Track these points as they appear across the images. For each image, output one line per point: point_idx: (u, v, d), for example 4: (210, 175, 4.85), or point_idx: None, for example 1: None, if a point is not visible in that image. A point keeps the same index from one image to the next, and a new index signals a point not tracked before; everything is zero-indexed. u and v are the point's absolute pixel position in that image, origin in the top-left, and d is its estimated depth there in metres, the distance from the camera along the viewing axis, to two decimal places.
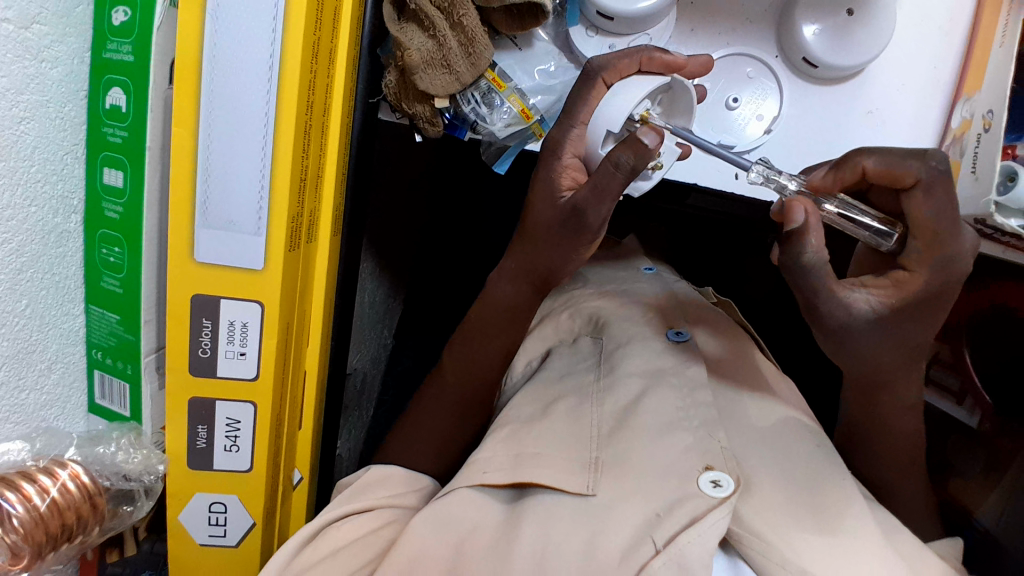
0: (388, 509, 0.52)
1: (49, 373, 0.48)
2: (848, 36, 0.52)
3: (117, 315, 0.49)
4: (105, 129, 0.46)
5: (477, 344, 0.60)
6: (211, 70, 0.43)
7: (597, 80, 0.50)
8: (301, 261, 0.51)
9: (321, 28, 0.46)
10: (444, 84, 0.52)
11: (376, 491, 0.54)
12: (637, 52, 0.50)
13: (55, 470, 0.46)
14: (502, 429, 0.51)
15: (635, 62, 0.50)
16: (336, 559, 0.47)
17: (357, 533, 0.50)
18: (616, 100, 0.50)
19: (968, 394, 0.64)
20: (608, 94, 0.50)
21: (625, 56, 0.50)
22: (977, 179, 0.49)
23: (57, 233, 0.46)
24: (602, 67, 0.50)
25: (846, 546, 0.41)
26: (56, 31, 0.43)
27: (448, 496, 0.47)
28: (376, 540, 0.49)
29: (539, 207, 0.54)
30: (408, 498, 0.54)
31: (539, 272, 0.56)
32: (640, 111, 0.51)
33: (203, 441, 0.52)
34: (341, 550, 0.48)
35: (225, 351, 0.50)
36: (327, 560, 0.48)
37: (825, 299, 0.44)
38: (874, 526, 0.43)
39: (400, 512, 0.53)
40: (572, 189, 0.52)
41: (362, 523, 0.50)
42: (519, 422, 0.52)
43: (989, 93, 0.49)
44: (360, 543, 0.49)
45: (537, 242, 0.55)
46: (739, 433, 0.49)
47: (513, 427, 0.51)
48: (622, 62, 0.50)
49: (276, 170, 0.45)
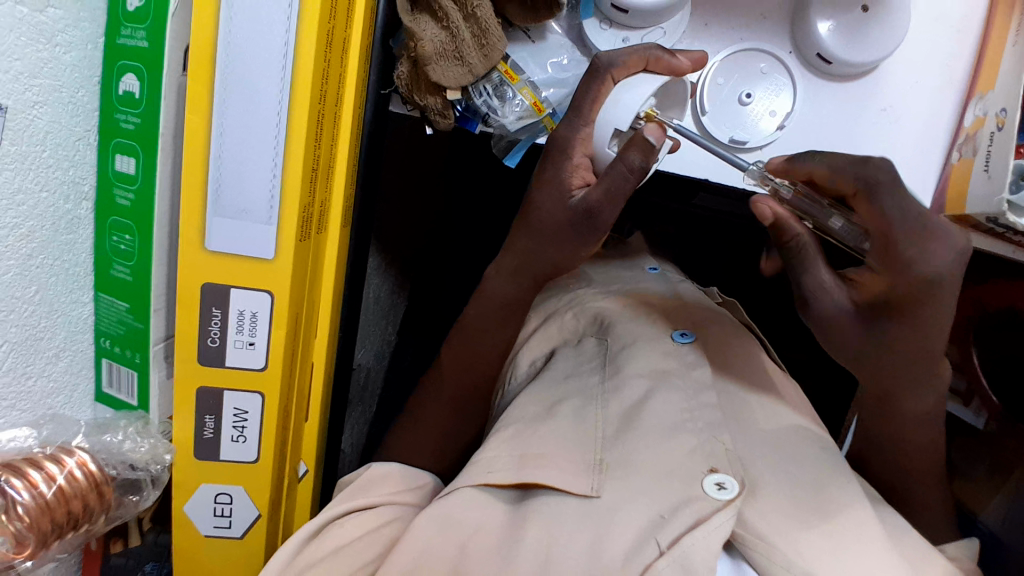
0: (389, 507, 0.52)
1: (57, 361, 0.48)
2: (862, 32, 0.51)
3: (125, 304, 0.49)
4: (117, 115, 0.45)
5: (484, 334, 0.61)
6: (224, 58, 0.42)
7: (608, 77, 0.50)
8: (312, 252, 0.51)
9: (336, 16, 0.45)
10: (457, 76, 0.52)
11: (378, 489, 0.54)
12: (645, 51, 0.50)
13: (62, 457, 0.46)
14: (507, 428, 0.51)
15: (643, 60, 0.50)
16: (339, 558, 0.47)
17: (359, 531, 0.49)
18: (621, 99, 0.50)
19: (976, 395, 0.64)
20: (614, 92, 0.51)
21: (633, 52, 0.51)
22: (989, 178, 0.49)
23: (67, 220, 0.46)
24: (610, 63, 0.51)
25: (852, 550, 0.41)
26: (70, 16, 0.42)
27: (451, 495, 0.47)
28: (378, 539, 0.48)
29: (549, 208, 0.53)
30: (407, 496, 0.54)
31: (543, 271, 0.57)
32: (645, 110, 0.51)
33: (210, 431, 0.52)
34: (342, 548, 0.48)
35: (234, 341, 0.49)
36: (330, 558, 0.47)
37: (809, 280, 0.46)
38: (880, 530, 0.43)
39: (400, 509, 0.52)
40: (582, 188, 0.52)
41: (364, 521, 0.50)
42: (526, 420, 0.51)
43: (1003, 91, 0.49)
44: (362, 541, 0.48)
45: (543, 239, 0.54)
46: (744, 435, 0.49)
47: (519, 425, 0.51)
48: (630, 58, 0.50)
49: (289, 158, 0.45)
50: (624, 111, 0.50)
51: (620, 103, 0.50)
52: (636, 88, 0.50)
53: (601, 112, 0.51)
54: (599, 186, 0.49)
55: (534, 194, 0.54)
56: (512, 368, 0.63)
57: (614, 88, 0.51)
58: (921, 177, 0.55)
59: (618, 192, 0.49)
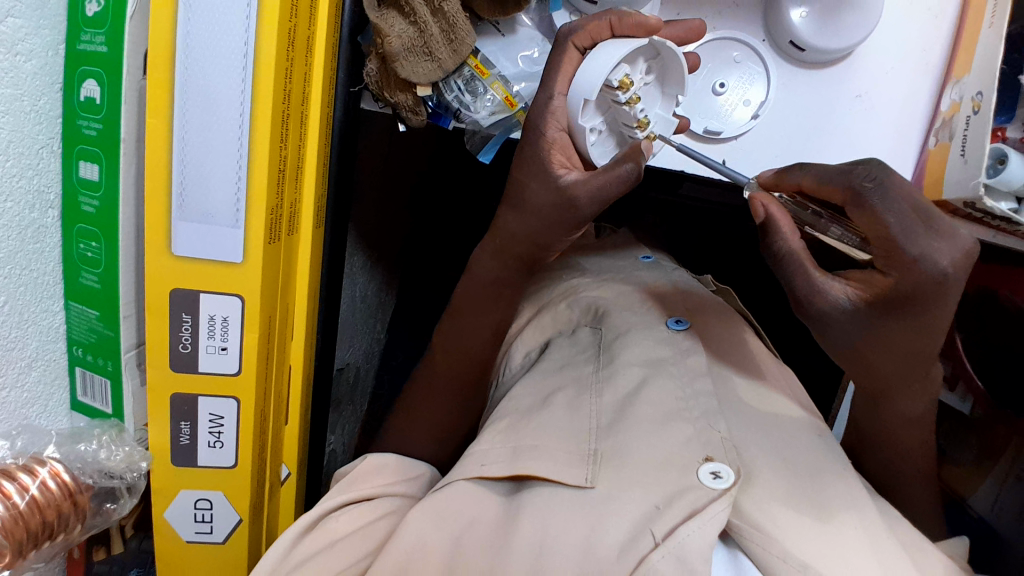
0: (386, 499, 0.51)
1: (29, 371, 0.48)
2: (837, 16, 0.50)
3: (96, 312, 0.48)
4: (80, 122, 0.45)
5: (466, 321, 0.61)
6: (184, 60, 0.42)
7: (566, 44, 0.49)
8: (282, 254, 0.50)
9: (298, 13, 0.45)
10: (426, 71, 0.51)
11: (374, 480, 0.54)
12: (607, 15, 0.49)
13: (35, 467, 0.46)
14: (500, 421, 0.50)
15: (605, 25, 0.49)
16: (331, 552, 0.46)
17: (354, 526, 0.48)
18: (591, 64, 0.48)
19: (960, 380, 0.64)
20: (584, 62, 0.49)
21: (596, 18, 0.49)
22: (965, 163, 0.48)
23: (34, 228, 0.45)
24: (570, 32, 0.50)
25: (848, 543, 0.40)
26: (29, 24, 0.42)
27: (445, 488, 0.46)
28: (371, 534, 0.47)
29: (534, 188, 0.51)
30: (401, 486, 0.54)
31: (524, 251, 0.56)
32: (618, 78, 0.48)
33: (186, 438, 0.52)
34: (336, 543, 0.47)
35: (206, 346, 0.49)
36: (324, 552, 0.46)
37: (800, 288, 0.42)
38: (878, 521, 0.42)
39: (396, 499, 0.52)
40: (564, 164, 0.51)
41: (357, 516, 0.49)
42: (519, 413, 0.50)
43: (979, 74, 0.48)
44: (359, 534, 0.47)
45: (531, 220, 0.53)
46: (740, 425, 0.47)
47: (513, 418, 0.50)
48: (590, 23, 0.49)
49: (253, 158, 0.45)
50: (591, 76, 0.48)
51: (587, 72, 0.49)
52: (607, 51, 0.48)
53: (571, 82, 0.49)
54: (595, 179, 0.48)
55: (519, 177, 0.53)
56: (506, 360, 0.63)
57: (581, 56, 0.50)
58: (900, 161, 0.54)
59: (607, 195, 0.49)
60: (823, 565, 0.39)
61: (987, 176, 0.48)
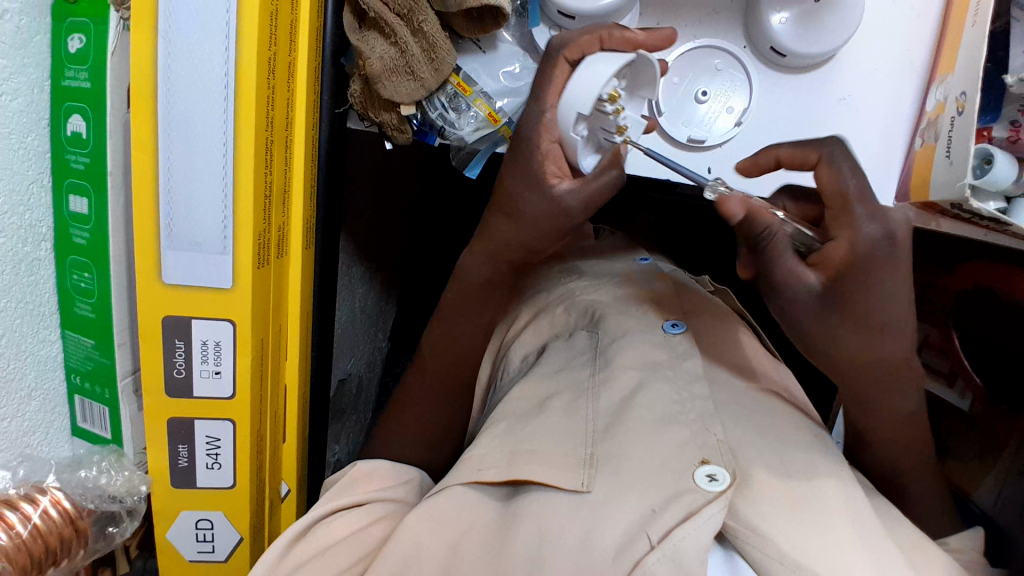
0: (379, 503, 0.52)
1: (29, 401, 0.49)
2: (818, 20, 0.50)
3: (92, 340, 0.50)
4: (68, 156, 0.46)
5: (459, 324, 0.61)
6: (166, 93, 0.43)
7: (559, 58, 0.50)
8: (272, 276, 0.51)
9: (277, 39, 0.45)
10: (409, 91, 0.52)
11: (364, 485, 0.54)
12: (596, 30, 0.50)
13: (36, 497, 0.47)
14: (498, 424, 0.50)
15: (595, 39, 0.49)
16: (324, 558, 0.46)
17: (348, 530, 0.49)
18: (581, 80, 0.48)
19: (959, 376, 0.64)
20: (574, 74, 0.49)
21: (585, 32, 0.50)
22: (952, 164, 0.47)
23: (28, 262, 0.46)
24: (563, 46, 0.50)
25: (846, 541, 0.40)
26: (15, 63, 0.42)
27: (440, 494, 0.47)
28: (365, 538, 0.48)
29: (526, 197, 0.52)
30: (395, 491, 0.54)
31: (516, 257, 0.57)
32: (608, 92, 0.48)
33: (184, 460, 0.52)
34: (328, 548, 0.47)
35: (199, 370, 0.50)
36: (317, 558, 0.47)
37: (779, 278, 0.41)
38: (875, 519, 0.42)
39: (388, 503, 0.52)
40: (557, 174, 0.51)
41: (351, 520, 0.50)
42: (516, 416, 0.51)
43: (962, 74, 0.47)
44: (352, 539, 0.48)
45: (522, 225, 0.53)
46: (736, 427, 0.47)
47: (510, 421, 0.50)
48: (582, 37, 0.49)
49: (239, 185, 0.45)
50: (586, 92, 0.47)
51: (579, 87, 0.48)
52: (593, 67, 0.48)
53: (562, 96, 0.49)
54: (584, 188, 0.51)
55: (509, 183, 0.53)
56: (505, 362, 0.63)
57: (571, 69, 0.50)
58: (890, 160, 0.54)
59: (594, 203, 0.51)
60: (820, 565, 0.39)
61: (975, 176, 0.47)
